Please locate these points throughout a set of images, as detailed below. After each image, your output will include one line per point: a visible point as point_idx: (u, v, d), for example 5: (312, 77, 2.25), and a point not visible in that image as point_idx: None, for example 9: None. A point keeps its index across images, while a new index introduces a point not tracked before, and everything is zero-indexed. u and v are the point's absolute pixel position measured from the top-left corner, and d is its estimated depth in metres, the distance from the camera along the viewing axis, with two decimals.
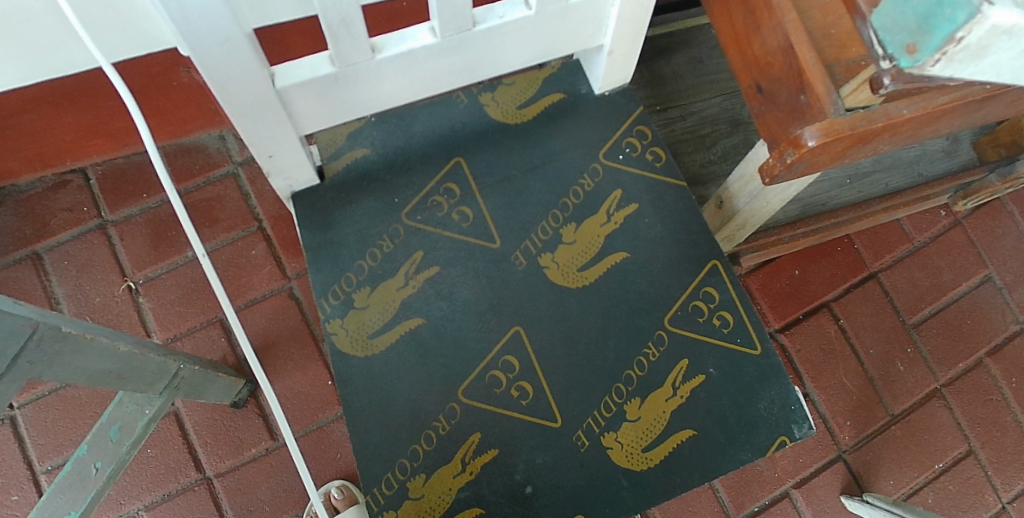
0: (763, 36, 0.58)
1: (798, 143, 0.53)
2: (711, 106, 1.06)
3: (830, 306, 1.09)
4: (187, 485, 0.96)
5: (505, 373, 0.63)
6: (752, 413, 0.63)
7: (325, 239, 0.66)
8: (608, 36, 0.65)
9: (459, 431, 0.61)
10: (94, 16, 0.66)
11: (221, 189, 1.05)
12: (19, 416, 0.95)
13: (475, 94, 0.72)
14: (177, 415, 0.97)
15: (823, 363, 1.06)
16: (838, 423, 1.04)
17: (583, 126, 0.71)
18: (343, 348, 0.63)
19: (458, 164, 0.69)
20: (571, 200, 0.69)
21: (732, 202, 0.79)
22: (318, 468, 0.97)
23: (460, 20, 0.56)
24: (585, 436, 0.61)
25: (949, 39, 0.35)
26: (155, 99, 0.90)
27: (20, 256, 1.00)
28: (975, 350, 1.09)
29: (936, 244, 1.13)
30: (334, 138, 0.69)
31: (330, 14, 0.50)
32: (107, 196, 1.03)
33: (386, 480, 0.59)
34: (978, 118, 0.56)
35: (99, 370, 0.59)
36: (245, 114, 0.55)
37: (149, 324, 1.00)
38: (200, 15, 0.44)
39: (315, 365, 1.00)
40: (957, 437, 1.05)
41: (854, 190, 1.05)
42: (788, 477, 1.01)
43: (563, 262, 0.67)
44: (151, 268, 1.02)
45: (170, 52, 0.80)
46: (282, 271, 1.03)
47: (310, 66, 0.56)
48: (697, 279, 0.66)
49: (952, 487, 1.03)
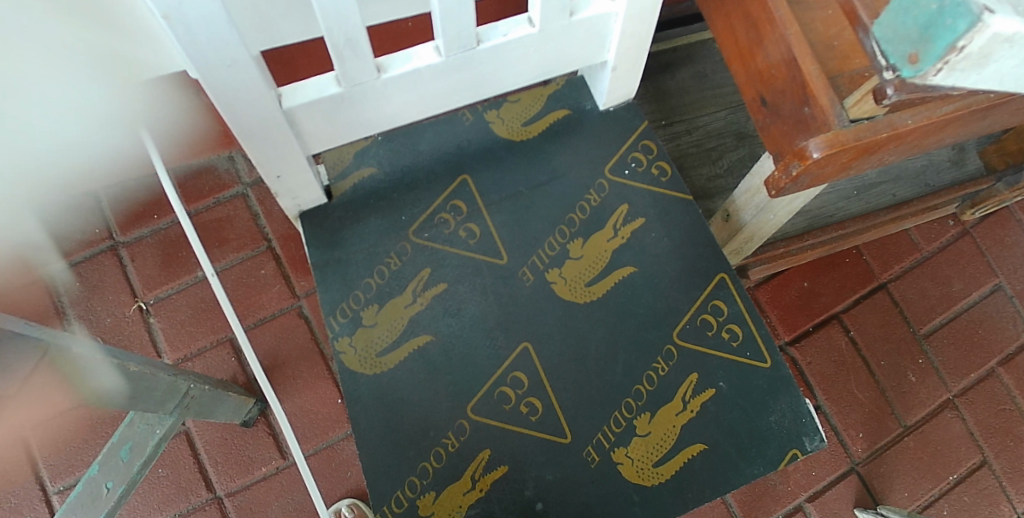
0: (766, 50, 0.58)
1: (803, 155, 0.53)
2: (716, 120, 1.06)
3: (840, 318, 1.08)
4: (198, 505, 0.95)
5: (514, 389, 0.63)
6: (763, 427, 0.62)
7: (333, 257, 0.66)
8: (611, 52, 0.66)
9: (469, 448, 0.61)
10: (106, 40, 0.68)
11: (230, 209, 1.06)
12: (32, 437, 0.96)
13: (481, 112, 0.73)
14: (188, 435, 0.98)
15: (834, 375, 1.05)
16: (850, 435, 1.02)
17: (588, 142, 0.72)
18: (352, 365, 0.63)
19: (464, 182, 0.70)
20: (578, 216, 0.69)
21: (739, 215, 0.79)
22: (330, 486, 0.96)
23: (463, 39, 0.57)
24: (595, 452, 0.61)
25: (950, 48, 0.35)
26: (165, 121, 0.91)
27: (33, 278, 1.01)
28: (986, 360, 1.08)
29: (944, 253, 1.12)
30: (341, 157, 0.69)
31: (335, 35, 0.51)
32: (119, 218, 1.04)
33: (396, 498, 0.59)
34: (983, 127, 0.56)
35: (110, 390, 0.59)
36: (253, 134, 0.56)
37: (160, 344, 1.01)
38: (208, 38, 0.45)
39: (325, 383, 1.00)
40: (970, 448, 1.03)
41: (861, 202, 1.03)
42: (802, 491, 1.00)
43: (571, 277, 0.67)
44: (161, 289, 1.03)
45: (179, 74, 0.81)
46: (292, 290, 1.04)
47: (317, 86, 0.56)
48: (705, 293, 0.66)
49: (967, 498, 1.01)
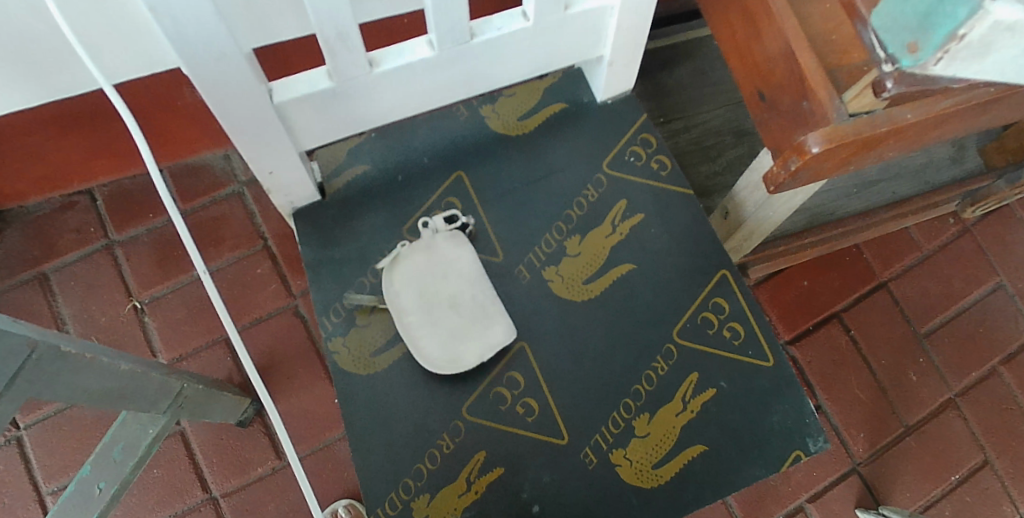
0: (764, 45, 0.58)
1: (802, 150, 0.52)
2: (715, 117, 1.05)
3: (840, 317, 1.07)
4: (193, 505, 0.95)
5: (511, 389, 0.62)
6: (763, 427, 0.61)
7: (328, 255, 0.66)
8: (608, 47, 0.65)
9: (464, 449, 0.60)
10: (97, 36, 0.67)
11: (226, 208, 1.05)
12: (26, 437, 0.95)
13: (476, 106, 0.72)
14: (183, 435, 0.97)
15: (834, 374, 1.04)
16: (851, 435, 1.01)
17: (585, 138, 0.71)
18: (345, 366, 0.62)
19: (460, 180, 0.69)
20: (575, 213, 0.68)
21: (738, 212, 0.78)
22: (326, 487, 0.96)
23: (457, 33, 0.56)
24: (592, 453, 0.60)
25: (951, 36, 0.35)
26: (159, 119, 0.91)
27: (27, 277, 1.01)
28: (988, 359, 1.07)
29: (944, 252, 1.11)
30: (335, 154, 0.69)
31: (326, 29, 0.50)
32: (114, 217, 1.04)
33: (390, 499, 0.58)
34: (984, 123, 0.56)
35: (101, 389, 0.59)
36: (244, 130, 0.55)
37: (155, 343, 1.00)
38: (196, 32, 0.44)
39: (321, 383, 1.00)
40: (972, 448, 1.03)
41: (861, 199, 1.03)
42: (802, 491, 0.99)
43: (569, 274, 0.66)
44: (156, 288, 1.02)
45: (173, 72, 0.81)
46: (288, 290, 1.03)
47: (309, 81, 0.56)
48: (705, 291, 0.65)
49: (969, 499, 1.01)
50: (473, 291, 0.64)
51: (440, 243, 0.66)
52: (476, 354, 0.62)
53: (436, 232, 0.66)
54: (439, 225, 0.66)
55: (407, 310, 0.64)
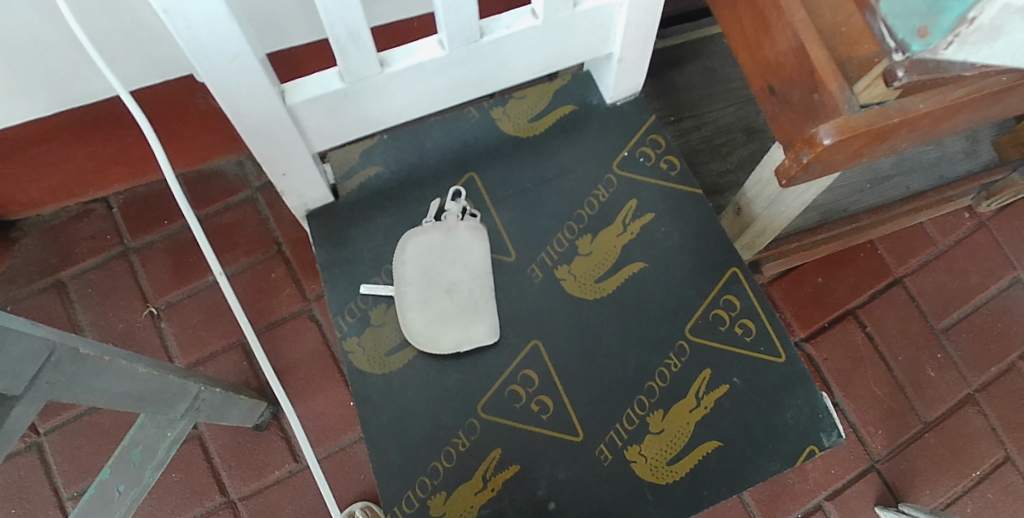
0: (774, 38, 0.57)
1: (813, 142, 0.52)
2: (726, 115, 1.05)
3: (855, 313, 1.06)
4: (211, 509, 0.96)
5: (525, 388, 0.62)
6: (778, 422, 0.61)
7: (340, 256, 0.66)
8: (616, 43, 0.66)
9: (479, 447, 0.60)
10: (110, 41, 0.68)
11: (240, 213, 1.07)
12: (46, 442, 0.97)
13: (487, 109, 0.72)
14: (201, 439, 0.98)
15: (851, 371, 1.03)
16: (869, 432, 1.01)
17: (595, 138, 0.71)
18: (360, 365, 0.62)
19: (471, 180, 0.69)
20: (586, 212, 0.68)
21: (749, 208, 0.78)
22: (342, 489, 0.96)
23: (466, 32, 0.56)
24: (607, 450, 0.60)
25: (961, 20, 0.36)
26: (173, 126, 0.92)
27: (46, 285, 1.02)
28: (1007, 353, 1.05)
29: (959, 247, 1.10)
30: (347, 156, 0.69)
31: (337, 30, 0.51)
32: (129, 224, 1.05)
33: (407, 498, 0.58)
34: (996, 112, 0.55)
35: (119, 391, 0.59)
36: (257, 131, 0.56)
37: (171, 348, 1.01)
38: (211, 34, 0.45)
39: (336, 385, 1.00)
40: (993, 444, 1.01)
41: (874, 195, 1.00)
42: (821, 489, 0.98)
43: (580, 273, 0.66)
44: (172, 293, 1.03)
45: (186, 79, 0.82)
46: (302, 293, 1.04)
47: (320, 82, 0.56)
48: (717, 287, 0.65)
49: (991, 495, 0.99)
50: (473, 284, 0.65)
51: (462, 231, 0.66)
52: (454, 342, 0.62)
53: (460, 220, 0.67)
54: (457, 212, 0.67)
55: (408, 280, 0.65)
